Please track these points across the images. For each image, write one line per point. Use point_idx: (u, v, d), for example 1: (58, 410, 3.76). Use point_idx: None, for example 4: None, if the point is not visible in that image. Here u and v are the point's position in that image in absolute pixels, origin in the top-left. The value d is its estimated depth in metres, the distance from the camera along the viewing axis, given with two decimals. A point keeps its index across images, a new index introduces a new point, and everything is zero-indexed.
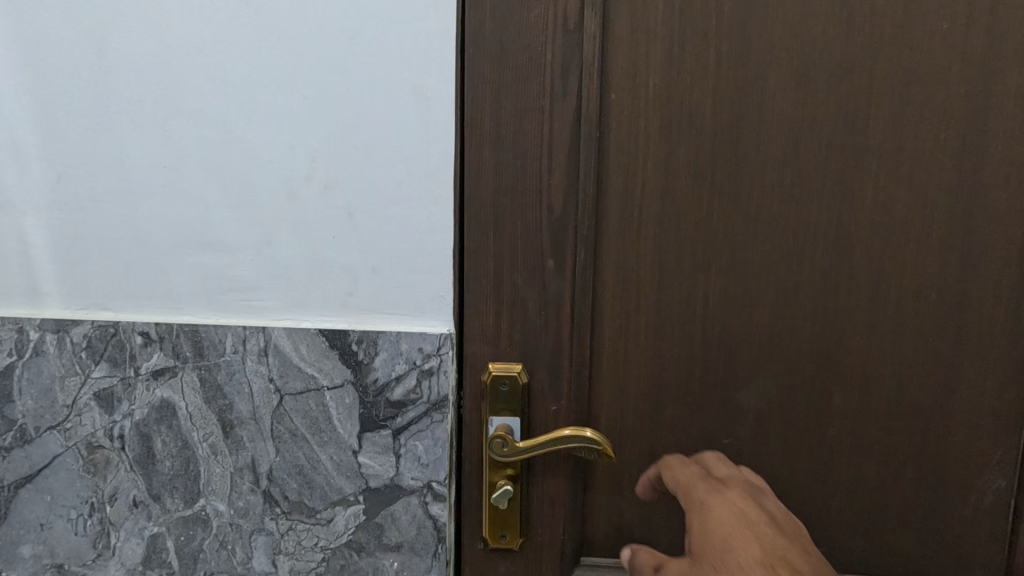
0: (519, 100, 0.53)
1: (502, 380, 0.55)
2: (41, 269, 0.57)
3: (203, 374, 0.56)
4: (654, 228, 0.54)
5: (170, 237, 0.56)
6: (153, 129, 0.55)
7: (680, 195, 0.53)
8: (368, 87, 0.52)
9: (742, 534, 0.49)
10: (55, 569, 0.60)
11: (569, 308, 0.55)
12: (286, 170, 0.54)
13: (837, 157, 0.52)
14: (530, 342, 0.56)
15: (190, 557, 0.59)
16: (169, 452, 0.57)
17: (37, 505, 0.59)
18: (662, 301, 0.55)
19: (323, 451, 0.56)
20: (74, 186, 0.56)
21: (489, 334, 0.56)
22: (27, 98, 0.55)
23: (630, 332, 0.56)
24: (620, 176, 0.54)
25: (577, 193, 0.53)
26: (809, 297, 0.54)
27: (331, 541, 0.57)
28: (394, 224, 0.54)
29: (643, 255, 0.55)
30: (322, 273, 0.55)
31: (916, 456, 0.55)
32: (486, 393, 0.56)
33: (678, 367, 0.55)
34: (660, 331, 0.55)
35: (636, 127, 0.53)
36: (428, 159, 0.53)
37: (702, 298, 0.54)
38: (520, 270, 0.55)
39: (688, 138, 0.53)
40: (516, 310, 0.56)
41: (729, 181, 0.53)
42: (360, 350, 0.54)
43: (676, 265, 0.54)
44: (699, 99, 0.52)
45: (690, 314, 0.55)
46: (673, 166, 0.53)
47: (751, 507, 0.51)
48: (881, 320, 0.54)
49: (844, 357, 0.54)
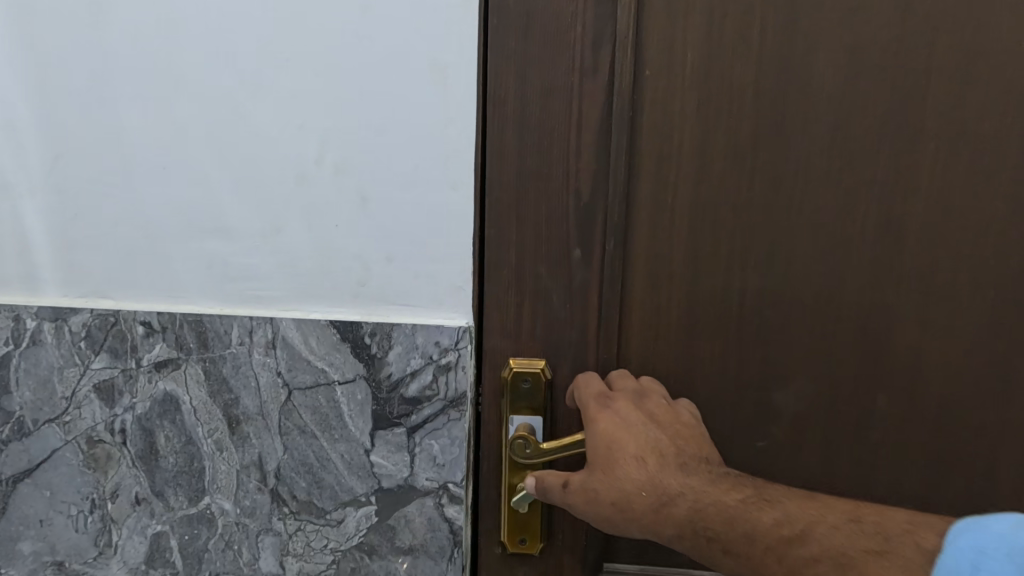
0: (546, 76, 0.49)
1: (523, 377, 0.53)
2: (37, 254, 0.54)
3: (208, 367, 0.53)
4: (688, 216, 0.50)
5: (172, 221, 0.53)
6: (154, 106, 0.51)
7: (718, 181, 0.50)
8: (383, 61, 0.48)
9: (626, 444, 0.46)
10: (55, 566, 0.58)
11: (595, 300, 0.52)
12: (295, 150, 0.50)
13: (890, 141, 0.48)
14: (554, 336, 0.53)
15: (194, 557, 0.56)
16: (172, 448, 0.55)
17: (36, 500, 0.57)
18: (696, 294, 0.51)
19: (334, 449, 0.53)
20: (72, 167, 0.53)
21: (510, 328, 0.53)
22: (21, 72, 0.52)
23: (660, 327, 0.52)
24: (653, 160, 0.50)
25: (607, 178, 0.50)
26: (856, 292, 0.50)
27: (342, 543, 0.54)
28: (410, 209, 0.50)
29: (676, 245, 0.51)
30: (333, 262, 0.52)
31: (967, 463, 0.51)
32: (506, 391, 0.53)
33: (711, 365, 0.52)
34: (693, 327, 0.52)
35: (671, 106, 0.49)
36: (447, 139, 0.49)
37: (739, 292, 0.51)
38: (545, 260, 0.52)
39: (728, 118, 0.49)
40: (540, 302, 0.52)
41: (772, 166, 0.49)
42: (373, 344, 0.51)
43: (712, 256, 0.51)
44: (741, 76, 0.48)
45: (726, 309, 0.51)
46: (710, 149, 0.49)
47: (636, 416, 0.48)
48: (933, 318, 0.50)
49: (892, 356, 0.50)
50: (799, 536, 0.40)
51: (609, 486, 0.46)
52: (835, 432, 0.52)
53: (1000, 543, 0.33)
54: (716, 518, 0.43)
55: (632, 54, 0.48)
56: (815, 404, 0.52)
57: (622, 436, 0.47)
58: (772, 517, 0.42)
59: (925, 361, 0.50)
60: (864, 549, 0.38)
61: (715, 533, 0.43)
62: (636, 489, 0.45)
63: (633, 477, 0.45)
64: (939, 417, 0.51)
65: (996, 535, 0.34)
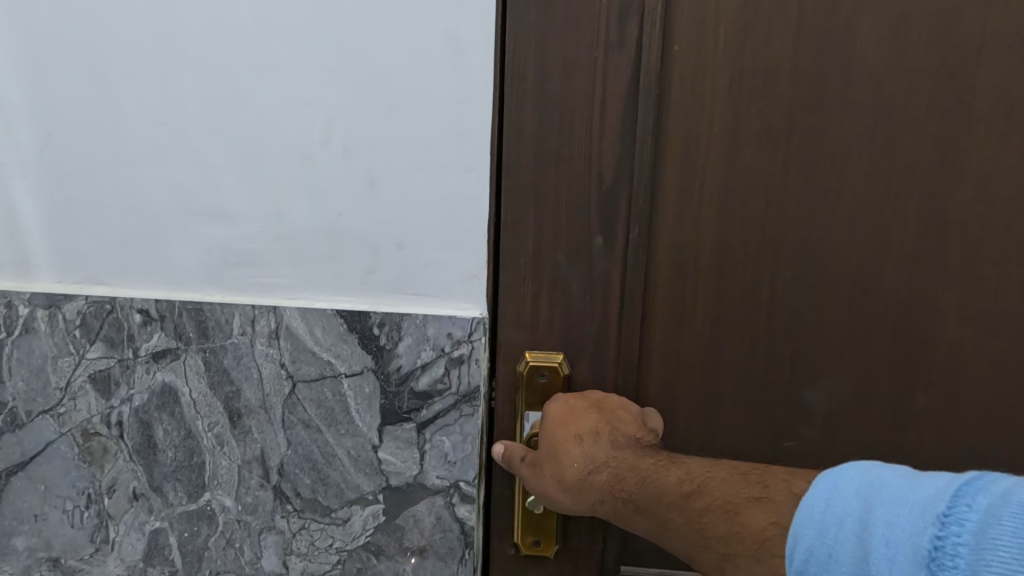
0: (568, 52, 0.46)
1: (540, 371, 0.50)
2: (29, 238, 0.52)
3: (208, 357, 0.51)
4: (717, 203, 0.47)
5: (171, 205, 0.50)
6: (151, 81, 0.48)
7: (749, 165, 0.47)
8: (394, 33, 0.45)
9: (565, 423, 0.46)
10: (51, 562, 0.56)
11: (617, 291, 0.49)
12: (300, 130, 0.48)
13: (935, 123, 0.45)
14: (573, 329, 0.50)
15: (194, 555, 0.54)
16: (171, 442, 0.52)
17: (30, 495, 0.55)
18: (724, 286, 0.48)
19: (339, 445, 0.51)
20: (65, 146, 0.50)
21: (526, 319, 0.50)
22: (11, 45, 0.49)
23: (684, 320, 0.49)
24: (680, 142, 0.47)
25: (632, 161, 0.47)
26: (894, 285, 0.47)
27: (347, 542, 0.52)
28: (421, 192, 0.47)
29: (703, 233, 0.48)
30: (340, 248, 0.49)
31: (1010, 467, 0.48)
32: (522, 386, 0.50)
33: (738, 360, 0.49)
34: (720, 320, 0.49)
35: (701, 85, 0.46)
36: (461, 118, 0.46)
37: (769, 284, 0.48)
38: (564, 248, 0.49)
39: (762, 98, 0.46)
40: (558, 293, 0.49)
41: (808, 150, 0.46)
42: (382, 335, 0.49)
43: (742, 245, 0.48)
44: (776, 53, 0.45)
45: (755, 301, 0.48)
46: (742, 131, 0.46)
47: (580, 401, 0.47)
48: (976, 313, 0.47)
49: (930, 353, 0.48)
50: (697, 490, 0.39)
51: (547, 457, 0.46)
52: (869, 432, 0.49)
53: (853, 481, 0.30)
54: (630, 480, 0.42)
55: (662, 28, 0.45)
56: (849, 402, 0.49)
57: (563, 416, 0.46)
58: (675, 475, 0.41)
59: (969, 357, 0.47)
60: (772, 522, 0.35)
61: (631, 496, 0.42)
62: (568, 462, 0.45)
63: (558, 446, 0.45)
64: (980, 416, 0.48)
65: (850, 473, 0.31)
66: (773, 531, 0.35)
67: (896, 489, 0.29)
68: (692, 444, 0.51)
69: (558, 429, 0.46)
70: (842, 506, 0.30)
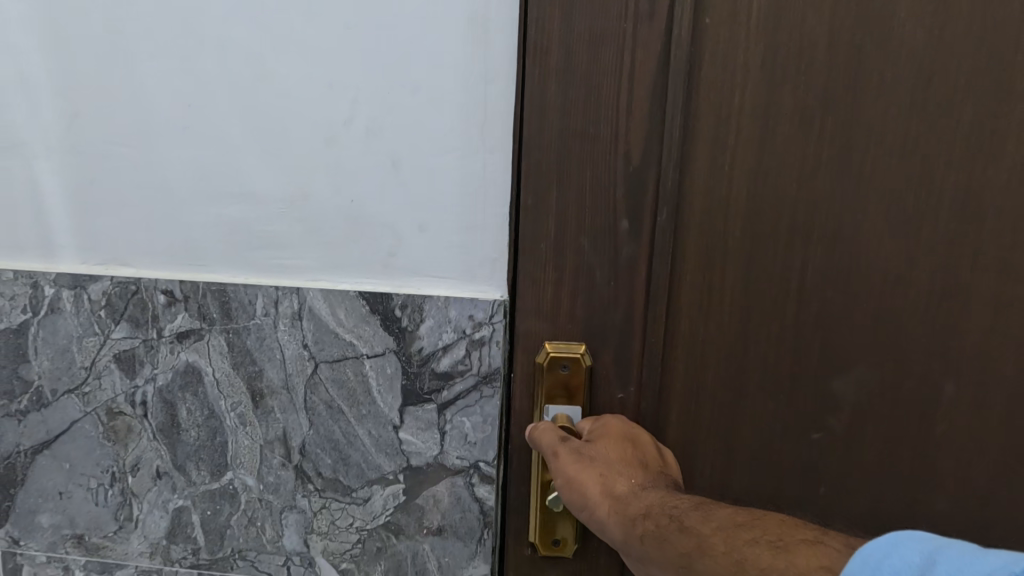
0: (597, 29, 0.45)
1: (563, 363, 0.50)
2: (54, 219, 0.52)
3: (232, 338, 0.51)
4: (750, 184, 0.47)
5: (196, 187, 0.50)
6: (175, 62, 0.49)
7: (783, 146, 0.47)
8: (421, 14, 0.45)
9: (622, 446, 0.48)
10: (75, 540, 0.57)
11: (643, 274, 0.49)
12: (323, 112, 0.48)
13: (969, 105, 0.45)
14: (595, 316, 0.50)
15: (217, 533, 0.55)
16: (194, 421, 0.53)
17: (55, 473, 0.55)
18: (751, 269, 0.49)
19: (361, 426, 0.51)
20: (90, 126, 0.51)
21: (546, 305, 0.50)
22: (37, 26, 0.49)
23: (713, 302, 0.50)
24: (711, 122, 0.47)
25: (658, 145, 0.47)
26: (922, 267, 0.47)
27: (367, 522, 0.53)
28: (445, 175, 0.48)
29: (733, 214, 0.48)
30: (363, 230, 0.49)
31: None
32: (544, 380, 0.50)
33: (765, 343, 0.50)
34: (748, 302, 0.49)
35: (734, 64, 0.46)
36: (484, 100, 0.46)
37: (800, 265, 0.48)
38: (588, 233, 0.49)
39: (796, 77, 0.46)
40: (581, 279, 0.49)
41: (830, 135, 0.46)
42: (404, 316, 0.49)
43: (765, 230, 0.48)
44: (812, 32, 0.45)
45: (785, 283, 0.49)
46: (776, 112, 0.46)
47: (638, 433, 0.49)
48: (1002, 297, 0.47)
49: (955, 337, 0.48)
50: (751, 524, 0.38)
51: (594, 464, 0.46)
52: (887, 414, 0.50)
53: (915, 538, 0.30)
54: (682, 504, 0.42)
55: (693, 10, 0.45)
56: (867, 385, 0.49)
57: (621, 440, 0.48)
58: (731, 511, 0.40)
59: (988, 341, 0.48)
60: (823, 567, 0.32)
61: (679, 513, 0.41)
62: (613, 478, 0.46)
63: (623, 459, 0.47)
64: (999, 402, 0.48)
65: (914, 535, 0.30)
66: (817, 570, 0.32)
67: (962, 557, 0.29)
68: (711, 429, 0.51)
69: (629, 442, 0.48)
70: (900, 557, 0.29)
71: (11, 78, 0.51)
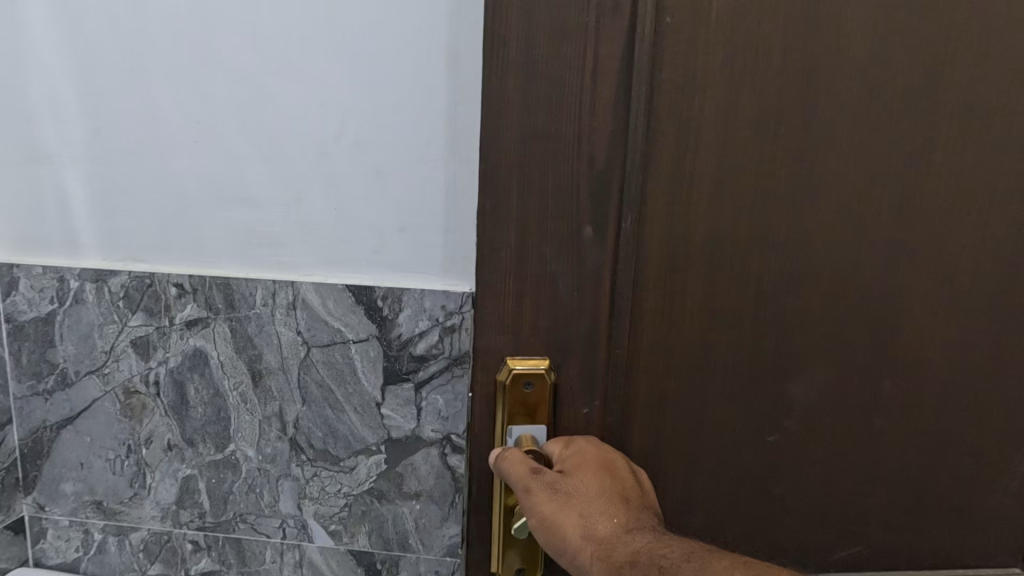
0: (559, 28, 0.47)
1: (526, 381, 0.53)
2: (79, 221, 0.59)
3: (235, 325, 0.58)
4: (710, 191, 0.51)
5: (204, 192, 0.58)
6: (187, 82, 0.56)
7: (740, 156, 0.51)
8: (400, 44, 0.53)
9: (595, 485, 0.50)
10: (95, 505, 0.64)
11: (609, 275, 0.52)
12: (316, 127, 0.55)
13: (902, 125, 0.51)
14: (558, 322, 0.53)
15: (221, 498, 0.62)
16: (201, 398, 0.60)
17: (77, 446, 0.63)
18: (712, 270, 0.53)
19: (348, 402, 0.58)
20: (111, 139, 0.58)
21: (514, 313, 0.52)
22: (66, 51, 0.57)
23: (675, 300, 0.53)
24: (672, 129, 0.50)
25: (616, 156, 0.50)
26: (854, 265, 0.53)
27: (354, 487, 0.60)
28: (422, 183, 0.55)
29: (694, 216, 0.52)
30: (350, 230, 0.56)
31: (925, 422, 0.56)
32: (509, 400, 0.53)
33: (720, 337, 0.54)
34: (708, 299, 0.53)
35: (692, 74, 0.49)
36: (455, 117, 0.54)
37: (756, 266, 0.53)
38: (552, 239, 0.51)
39: (752, 92, 0.50)
40: (544, 287, 0.52)
41: (766, 149, 0.51)
42: (385, 306, 0.56)
43: (708, 234, 0.52)
44: (763, 54, 0.50)
45: (743, 282, 0.53)
46: (734, 124, 0.50)
47: (610, 466, 0.51)
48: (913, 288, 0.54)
49: (880, 325, 0.54)
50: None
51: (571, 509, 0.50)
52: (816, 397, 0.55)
53: None
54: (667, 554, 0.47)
55: (652, 29, 0.48)
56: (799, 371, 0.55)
57: (593, 479, 0.50)
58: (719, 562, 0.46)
59: (897, 331, 0.54)
60: None
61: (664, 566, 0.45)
62: (592, 523, 0.49)
63: (599, 497, 0.50)
64: (904, 384, 0.55)
65: None
66: None
67: None
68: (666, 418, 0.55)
69: (602, 477, 0.51)
70: None
71: (41, 96, 0.58)
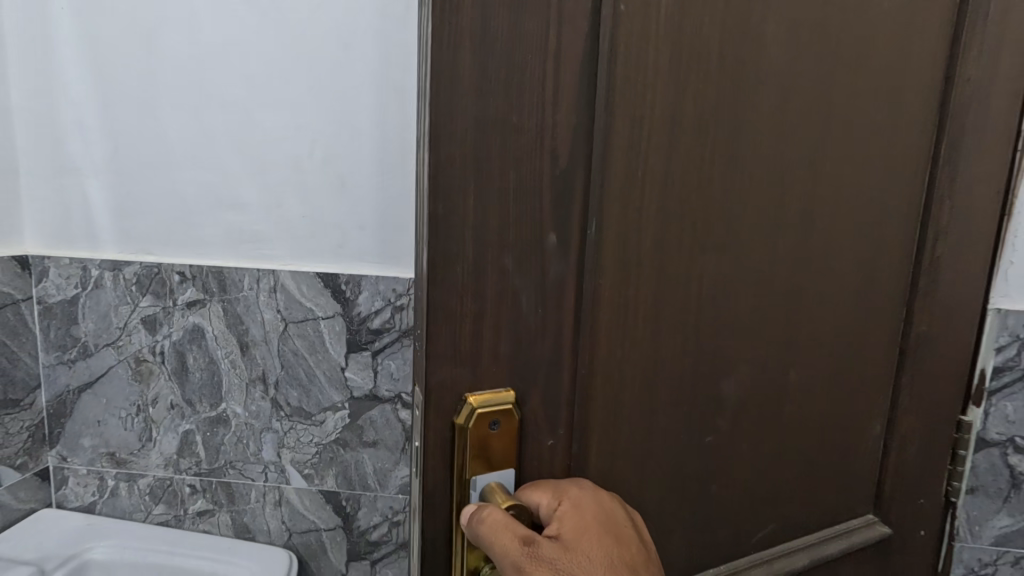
0: None
1: (492, 419, 0.42)
2: (100, 221, 0.73)
3: (226, 306, 0.72)
4: (657, 196, 0.45)
5: (202, 197, 0.72)
6: (188, 111, 0.70)
7: (684, 157, 0.45)
8: (360, 84, 0.68)
9: (604, 547, 0.42)
10: (108, 456, 0.77)
11: (570, 299, 0.43)
12: (293, 147, 0.70)
13: (828, 128, 0.51)
14: (522, 352, 0.43)
15: (214, 448, 0.76)
16: (198, 365, 0.74)
17: (96, 406, 0.76)
18: (661, 284, 0.47)
19: (318, 367, 0.72)
20: (127, 156, 0.72)
21: (469, 352, 0.41)
22: (90, 85, 0.71)
23: (628, 321, 0.46)
24: (629, 126, 0.42)
25: (587, 147, 0.41)
26: (783, 272, 0.53)
27: (323, 438, 0.74)
28: (378, 191, 0.70)
29: (644, 224, 0.45)
30: (320, 229, 0.71)
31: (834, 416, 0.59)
32: (471, 443, 0.41)
33: (673, 357, 0.49)
34: (658, 317, 0.48)
35: (646, 61, 0.42)
36: (404, 140, 0.69)
37: (697, 277, 0.49)
38: (512, 246, 0.40)
39: (695, 87, 0.44)
40: (507, 308, 0.41)
41: (719, 144, 0.47)
42: (347, 289, 0.71)
43: (676, 242, 0.47)
44: (708, 41, 0.44)
45: (686, 296, 0.49)
46: (678, 120, 0.44)
47: (620, 522, 0.44)
48: (839, 292, 0.56)
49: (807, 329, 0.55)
50: None
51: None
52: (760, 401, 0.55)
53: None
54: None
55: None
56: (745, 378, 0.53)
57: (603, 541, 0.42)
58: None
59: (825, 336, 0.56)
60: None
61: None
62: None
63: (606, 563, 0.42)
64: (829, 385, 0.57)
65: None
66: None
67: None
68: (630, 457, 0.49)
69: (609, 536, 0.42)
70: None
71: (70, 120, 0.71)
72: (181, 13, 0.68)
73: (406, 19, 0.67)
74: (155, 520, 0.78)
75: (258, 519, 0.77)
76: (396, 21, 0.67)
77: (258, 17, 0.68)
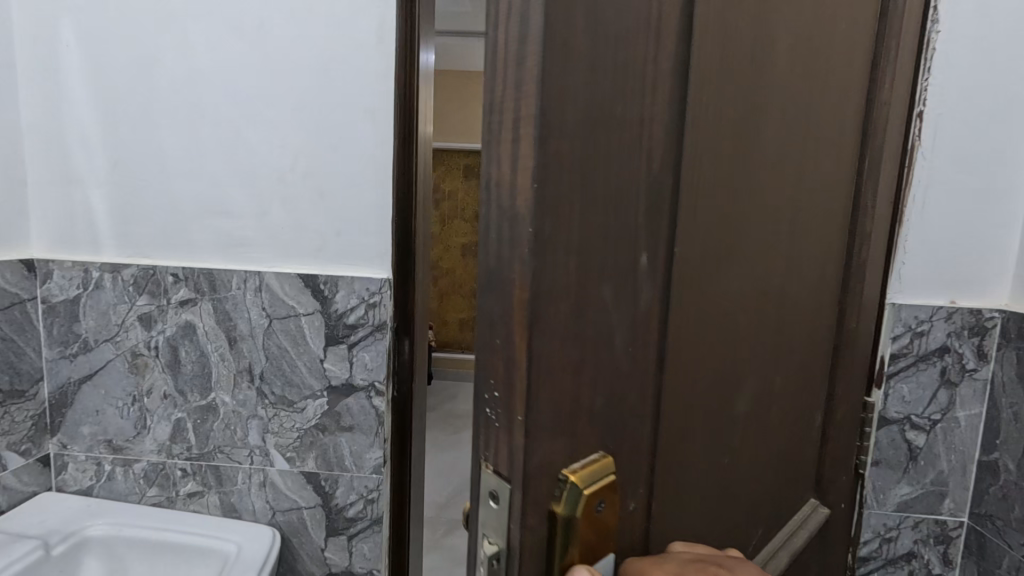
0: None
1: (599, 499, 0.35)
2: (101, 228, 0.81)
3: (216, 304, 0.80)
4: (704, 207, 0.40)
5: (195, 206, 0.80)
6: (183, 129, 0.78)
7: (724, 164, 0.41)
8: (337, 105, 0.76)
9: None
10: (106, 443, 0.84)
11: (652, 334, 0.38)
12: (277, 161, 0.78)
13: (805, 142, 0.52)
14: (613, 403, 0.36)
15: (204, 434, 0.83)
16: (190, 358, 0.81)
17: (95, 396, 0.83)
18: (702, 305, 0.41)
19: (300, 359, 0.80)
20: (127, 169, 0.79)
21: (568, 405, 0.33)
22: (94, 105, 0.78)
23: (682, 350, 0.40)
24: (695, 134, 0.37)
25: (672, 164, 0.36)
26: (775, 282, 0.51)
27: (304, 424, 0.82)
28: (353, 200, 0.78)
29: (696, 239, 0.39)
30: (302, 234, 0.79)
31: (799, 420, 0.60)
32: (578, 532, 0.33)
33: (708, 385, 0.44)
34: (698, 343, 0.42)
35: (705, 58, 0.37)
36: (376, 155, 0.77)
37: (725, 295, 0.44)
38: (605, 277, 0.33)
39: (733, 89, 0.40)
40: (603, 352, 0.34)
41: (753, 148, 0.44)
42: (326, 288, 0.79)
43: (714, 255, 0.42)
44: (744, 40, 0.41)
45: (717, 316, 0.43)
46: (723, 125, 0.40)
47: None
48: (804, 298, 0.58)
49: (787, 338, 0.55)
50: None
51: None
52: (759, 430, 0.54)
53: None
54: None
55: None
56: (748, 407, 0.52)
57: None
58: None
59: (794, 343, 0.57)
60: None
61: None
62: None
63: None
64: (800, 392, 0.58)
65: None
66: None
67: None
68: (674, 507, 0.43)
69: None
70: None
71: (75, 137, 0.79)
72: (176, 42, 0.76)
73: (378, 46, 0.75)
74: (148, 501, 0.85)
75: (244, 499, 0.84)
76: (369, 50, 0.75)
77: (245, 46, 0.76)
